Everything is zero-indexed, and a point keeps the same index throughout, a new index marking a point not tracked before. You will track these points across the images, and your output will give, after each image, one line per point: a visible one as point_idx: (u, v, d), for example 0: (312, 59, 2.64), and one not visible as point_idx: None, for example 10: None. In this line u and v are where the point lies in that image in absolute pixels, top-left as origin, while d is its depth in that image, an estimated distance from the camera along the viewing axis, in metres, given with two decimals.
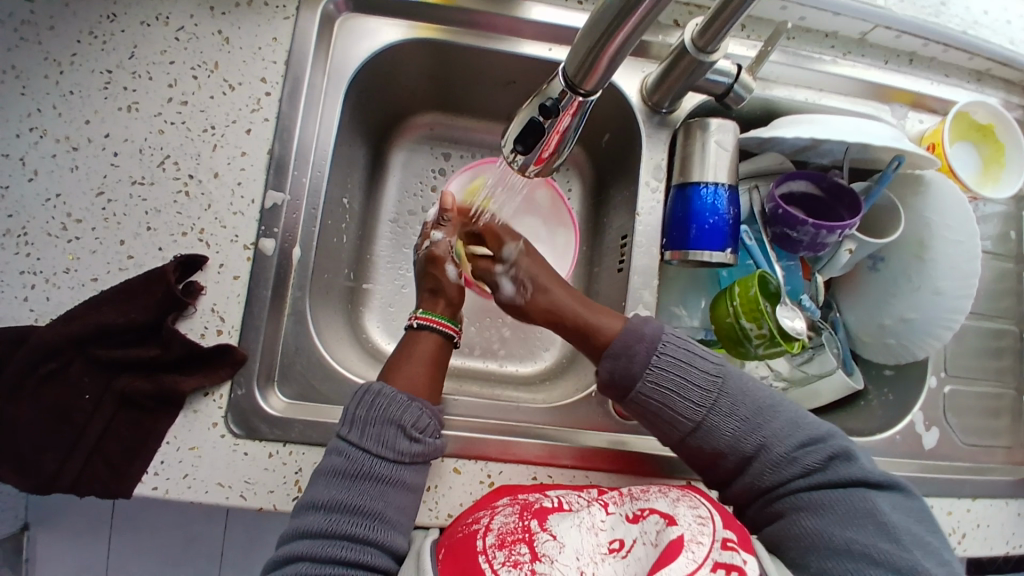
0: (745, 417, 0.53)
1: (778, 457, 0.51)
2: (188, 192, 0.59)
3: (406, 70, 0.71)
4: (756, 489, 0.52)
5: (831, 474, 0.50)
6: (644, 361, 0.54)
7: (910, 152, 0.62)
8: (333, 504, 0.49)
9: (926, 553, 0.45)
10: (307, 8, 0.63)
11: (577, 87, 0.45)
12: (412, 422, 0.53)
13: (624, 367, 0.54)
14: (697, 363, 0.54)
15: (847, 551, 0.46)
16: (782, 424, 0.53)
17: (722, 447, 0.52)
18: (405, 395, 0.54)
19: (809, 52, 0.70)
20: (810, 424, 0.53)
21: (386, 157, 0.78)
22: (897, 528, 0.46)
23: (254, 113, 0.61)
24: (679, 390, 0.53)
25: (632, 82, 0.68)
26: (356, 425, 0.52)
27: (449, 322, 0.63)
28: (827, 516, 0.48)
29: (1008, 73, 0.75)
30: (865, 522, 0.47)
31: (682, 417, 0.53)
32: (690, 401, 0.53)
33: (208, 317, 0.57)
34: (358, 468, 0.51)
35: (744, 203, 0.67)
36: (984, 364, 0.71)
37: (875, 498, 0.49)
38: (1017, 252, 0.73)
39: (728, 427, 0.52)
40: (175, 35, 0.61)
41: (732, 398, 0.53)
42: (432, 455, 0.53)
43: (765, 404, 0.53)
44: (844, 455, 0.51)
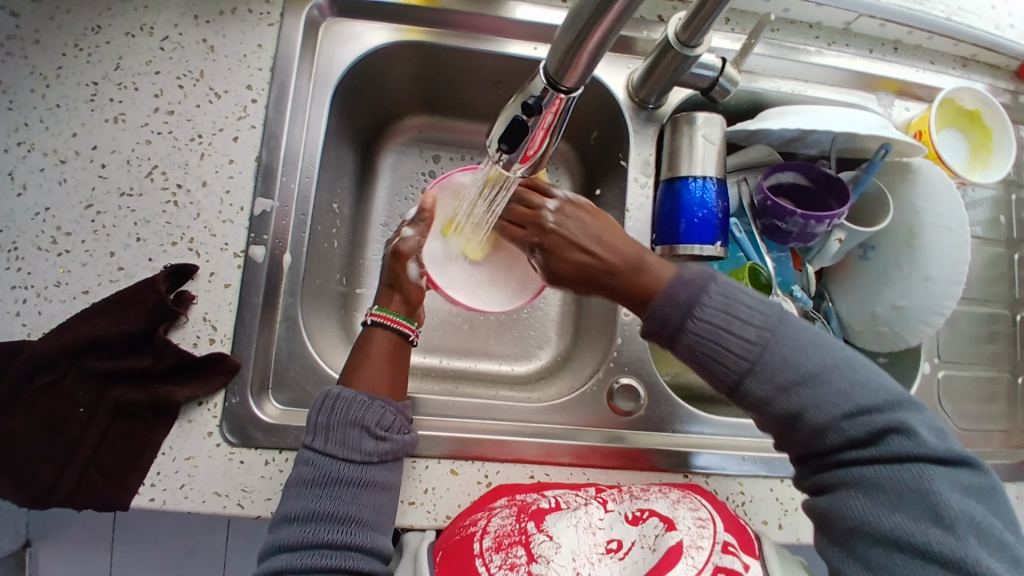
0: (791, 383, 0.47)
1: (827, 428, 0.46)
2: (177, 202, 0.59)
3: (392, 73, 0.71)
4: (808, 453, 0.48)
5: (886, 449, 0.45)
6: (679, 322, 0.50)
7: (897, 140, 0.63)
8: (306, 514, 0.49)
9: (981, 540, 0.42)
10: (290, 14, 0.63)
11: (558, 83, 0.45)
12: (375, 421, 0.53)
13: (661, 320, 0.50)
14: (737, 325, 0.48)
15: (893, 539, 0.43)
16: (832, 391, 0.47)
17: (768, 409, 0.48)
18: (365, 396, 0.54)
19: (793, 43, 0.70)
20: (867, 391, 0.47)
21: (376, 161, 0.78)
22: (951, 515, 0.42)
23: (240, 120, 0.61)
24: (715, 354, 0.49)
25: (618, 78, 0.68)
26: (319, 431, 0.52)
27: (405, 320, 0.61)
28: (877, 497, 0.45)
29: (992, 59, 0.76)
30: (916, 508, 0.43)
31: (721, 378, 0.49)
32: (729, 365, 0.48)
33: (201, 326, 0.57)
34: (325, 474, 0.50)
35: (733, 196, 0.67)
36: (978, 349, 0.71)
37: (933, 477, 0.44)
38: (1007, 236, 0.74)
39: (772, 393, 0.47)
40: (160, 45, 0.61)
41: (776, 361, 0.47)
42: (404, 451, 0.54)
43: (815, 370, 0.47)
44: (902, 429, 0.45)
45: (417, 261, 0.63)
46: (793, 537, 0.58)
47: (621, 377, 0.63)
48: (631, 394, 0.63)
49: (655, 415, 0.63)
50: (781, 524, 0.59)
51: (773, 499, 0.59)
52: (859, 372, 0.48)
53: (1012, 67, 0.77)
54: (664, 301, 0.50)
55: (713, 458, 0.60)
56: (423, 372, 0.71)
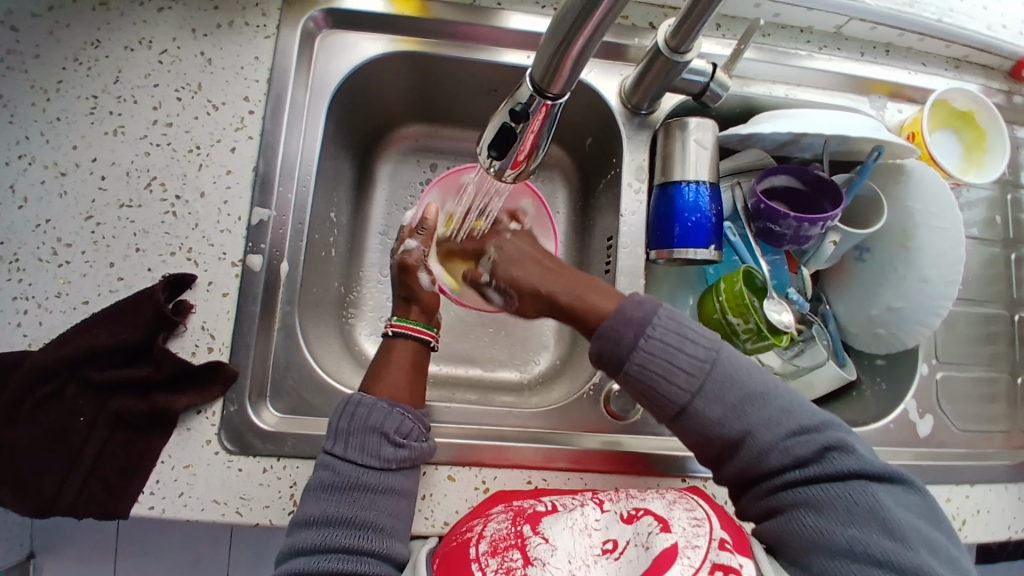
0: (735, 402, 0.49)
1: (769, 446, 0.48)
2: (175, 212, 0.60)
3: (387, 83, 0.72)
4: (747, 476, 0.50)
5: (827, 466, 0.47)
6: (631, 343, 0.51)
7: (889, 141, 0.63)
8: (323, 518, 0.50)
9: (932, 552, 0.44)
10: (286, 27, 0.64)
11: (544, 90, 0.45)
12: (395, 429, 0.54)
13: (613, 348, 0.52)
14: (687, 345, 0.51)
15: (850, 551, 0.44)
16: (775, 411, 0.49)
17: (715, 433, 0.50)
18: (386, 402, 0.55)
19: (785, 48, 0.70)
20: (807, 413, 0.50)
21: (372, 170, 0.79)
22: (902, 525, 0.44)
23: (238, 131, 0.62)
24: (662, 373, 0.50)
25: (611, 85, 0.68)
26: (340, 437, 0.53)
27: (424, 327, 0.63)
28: (828, 514, 0.46)
29: (985, 60, 0.76)
30: (869, 521, 0.45)
31: (667, 400, 0.51)
32: (677, 384, 0.50)
33: (199, 335, 0.58)
34: (346, 480, 0.51)
35: (727, 200, 0.68)
36: (977, 349, 0.71)
37: (879, 494, 0.46)
38: (1004, 236, 0.74)
39: (717, 412, 0.49)
40: (158, 58, 0.62)
41: (721, 382, 0.50)
42: (421, 459, 0.54)
43: (758, 389, 0.50)
44: (843, 447, 0.48)
45: (426, 271, 0.66)
46: None
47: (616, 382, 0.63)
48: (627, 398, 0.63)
49: (651, 419, 0.63)
50: None
51: None
52: (796, 397, 0.51)
53: (1005, 68, 0.77)
54: (619, 319, 0.52)
55: None
56: None
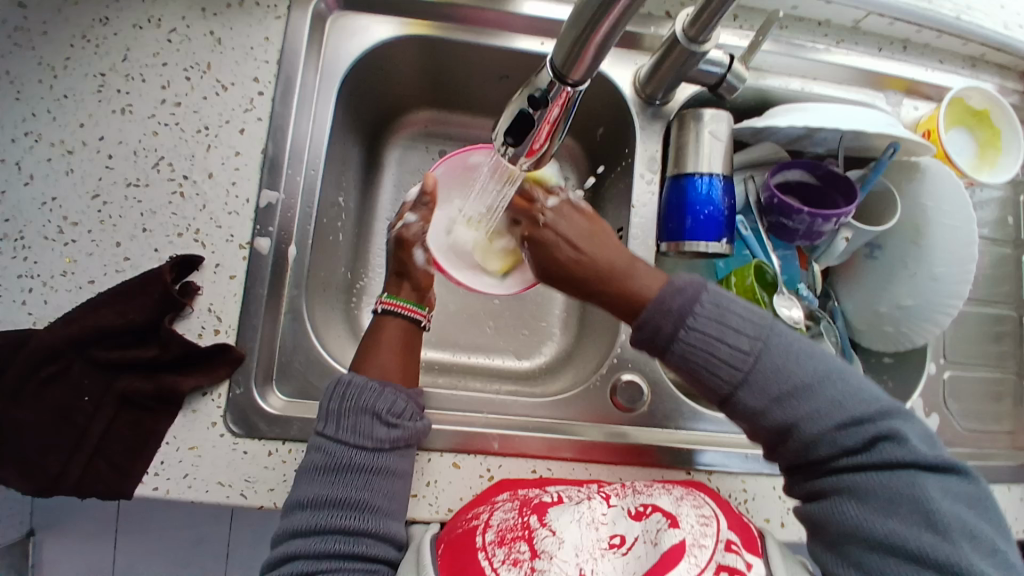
0: (784, 392, 0.49)
1: (817, 437, 0.48)
2: (183, 193, 0.59)
3: (398, 67, 0.71)
4: (796, 463, 0.50)
5: (877, 457, 0.47)
6: (671, 333, 0.50)
7: (906, 138, 0.62)
8: (318, 500, 0.49)
9: (973, 545, 0.43)
10: (298, 7, 0.63)
11: (564, 77, 0.44)
12: (387, 409, 0.53)
13: (653, 335, 0.51)
14: (730, 335, 0.50)
15: (890, 542, 0.44)
16: (825, 401, 0.48)
17: (760, 419, 0.49)
18: (376, 383, 0.54)
19: (802, 41, 0.69)
20: (860, 401, 0.48)
21: (381, 155, 0.78)
22: (945, 517, 0.44)
23: (247, 113, 0.61)
24: (707, 364, 0.50)
25: (625, 74, 0.68)
26: (331, 417, 0.52)
27: (416, 307, 0.63)
28: (870, 503, 0.46)
29: (1002, 59, 0.75)
30: (910, 513, 0.45)
31: (713, 388, 0.50)
32: (721, 375, 0.50)
33: (205, 317, 0.57)
34: (338, 462, 0.50)
35: (740, 193, 0.67)
36: (984, 349, 0.71)
37: (926, 485, 0.46)
38: (1015, 237, 0.73)
39: (764, 402, 0.49)
40: (167, 37, 0.61)
41: (767, 373, 0.49)
42: (416, 439, 0.54)
43: (807, 380, 0.49)
44: (894, 438, 0.47)
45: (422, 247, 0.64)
46: (796, 534, 0.58)
47: (624, 374, 0.63)
48: (635, 389, 0.62)
49: (657, 412, 0.63)
50: (784, 521, 0.59)
51: (776, 497, 0.59)
52: (851, 382, 0.50)
53: (1021, 67, 0.76)
54: (654, 310, 0.51)
55: (714, 455, 0.60)
56: (427, 365, 0.71)
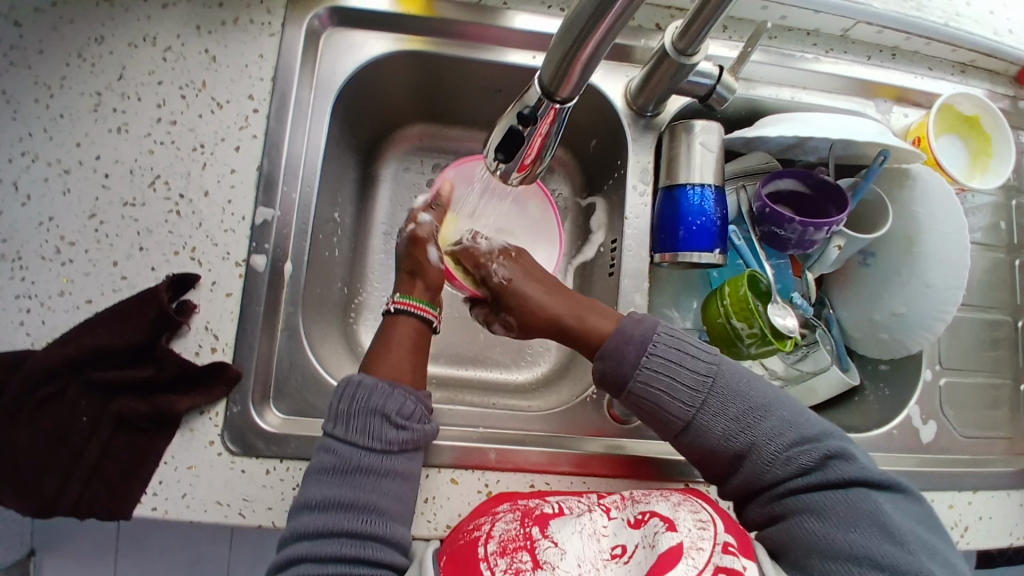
0: (739, 414, 0.50)
1: (772, 457, 0.49)
2: (179, 211, 0.59)
3: (391, 83, 0.72)
4: (750, 490, 0.50)
5: (828, 475, 0.48)
6: (635, 360, 0.52)
7: (895, 146, 0.63)
8: (326, 501, 0.50)
9: (929, 556, 0.44)
10: (291, 25, 0.64)
11: (552, 94, 0.44)
12: (396, 411, 0.53)
13: (615, 366, 0.53)
14: (688, 360, 0.52)
15: (853, 555, 0.44)
16: (777, 422, 0.50)
17: (717, 443, 0.50)
18: (386, 384, 0.55)
19: (791, 51, 0.70)
20: (807, 422, 0.50)
21: (376, 170, 0.78)
22: (901, 530, 0.45)
23: (242, 130, 0.61)
24: (667, 389, 0.51)
25: (617, 86, 0.68)
26: (340, 419, 0.52)
27: (427, 305, 0.62)
28: (828, 518, 0.46)
29: (991, 65, 0.76)
30: (870, 527, 0.45)
31: (672, 416, 0.51)
32: (681, 401, 0.51)
33: (202, 336, 0.57)
34: (347, 463, 0.51)
35: (732, 204, 0.67)
36: (979, 354, 0.71)
37: (879, 500, 0.47)
38: (1008, 241, 0.74)
39: (721, 426, 0.50)
40: (162, 55, 0.62)
41: (724, 395, 0.51)
42: (425, 440, 0.54)
43: (759, 402, 0.50)
44: (841, 455, 0.48)
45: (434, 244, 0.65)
46: None
47: None
48: None
49: (654, 423, 0.63)
50: None
51: None
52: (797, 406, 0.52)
53: (1011, 73, 0.77)
54: (620, 338, 0.53)
55: None
56: None
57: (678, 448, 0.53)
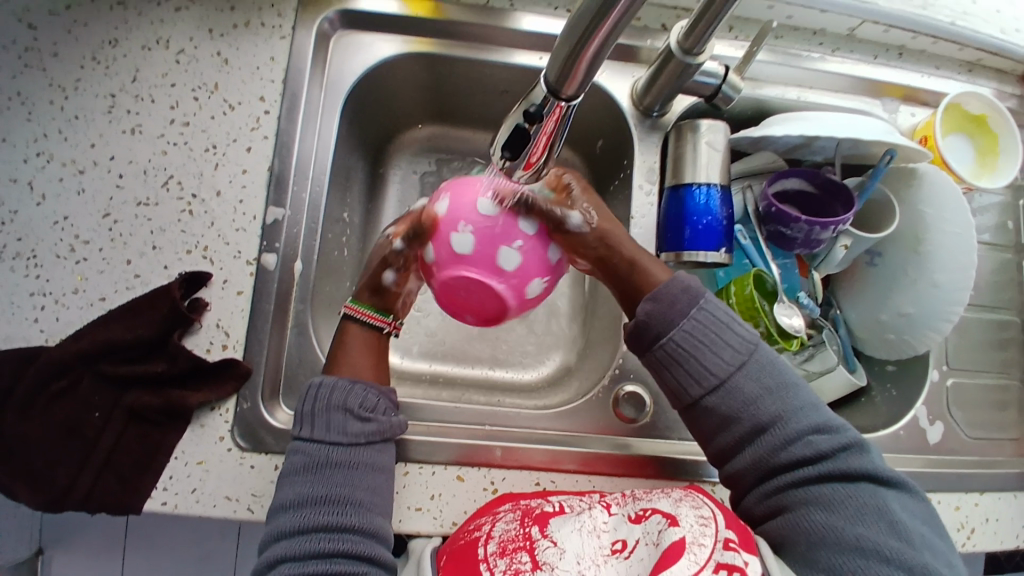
0: (769, 385, 0.51)
1: (793, 434, 0.50)
2: (191, 211, 0.60)
3: (399, 83, 0.72)
4: (759, 467, 0.50)
5: (844, 463, 0.48)
6: (683, 311, 0.53)
7: (902, 145, 0.63)
8: (301, 499, 0.50)
9: (931, 554, 0.45)
10: (302, 27, 0.65)
11: (558, 92, 0.44)
12: (359, 404, 0.55)
13: (663, 313, 0.54)
14: (735, 327, 0.53)
15: (858, 547, 0.44)
16: (800, 403, 0.51)
17: (738, 420, 0.51)
18: (347, 381, 0.56)
19: (798, 51, 0.70)
20: (824, 417, 0.51)
21: (384, 171, 0.79)
22: (907, 528, 0.45)
23: (253, 131, 0.62)
24: (710, 344, 0.52)
25: (623, 86, 0.69)
26: (305, 419, 0.54)
27: (380, 314, 0.63)
28: (836, 513, 0.46)
29: (999, 64, 0.76)
30: (877, 522, 0.46)
31: (709, 372, 0.52)
32: (722, 357, 0.52)
33: (213, 333, 0.58)
34: (317, 459, 0.52)
35: (738, 203, 0.68)
36: (987, 354, 0.71)
37: (888, 498, 0.47)
38: (1016, 242, 0.73)
39: (752, 390, 0.51)
40: (175, 58, 0.63)
41: (759, 369, 0.52)
42: (392, 432, 0.55)
43: (788, 378, 0.52)
44: (858, 448, 0.49)
45: (393, 268, 0.63)
46: None
47: (626, 385, 0.64)
48: (635, 402, 0.63)
49: (661, 422, 0.63)
50: None
51: None
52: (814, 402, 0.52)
53: (1019, 72, 0.77)
54: (673, 286, 0.54)
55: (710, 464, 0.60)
56: (431, 379, 0.72)
57: (692, 417, 0.53)
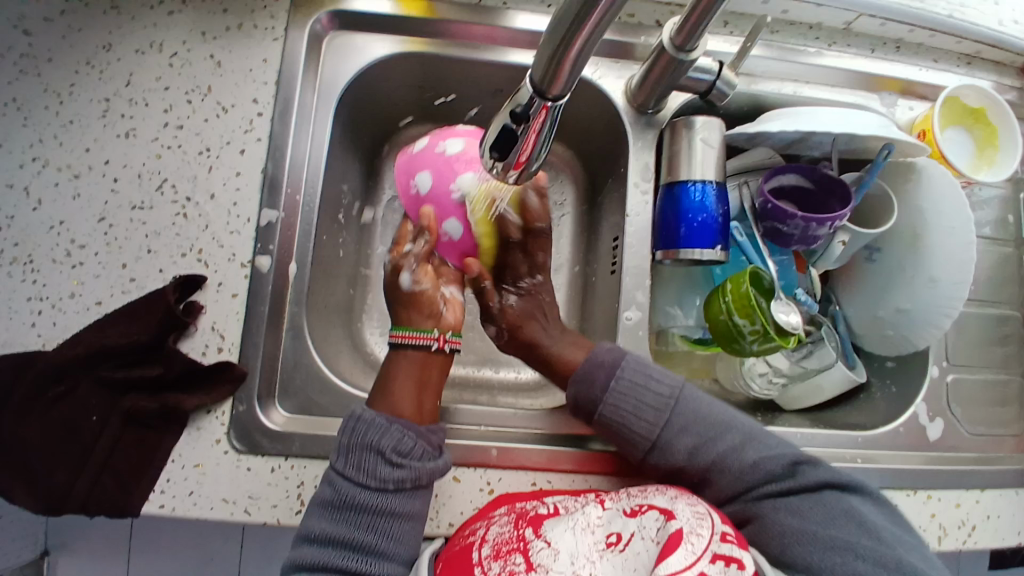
0: (702, 433, 0.55)
1: (747, 459, 0.53)
2: (186, 214, 0.60)
3: (393, 83, 0.72)
4: (729, 493, 0.53)
5: (801, 477, 0.52)
6: (603, 385, 0.56)
7: (900, 140, 0.62)
8: (325, 538, 0.50)
9: (906, 548, 0.47)
10: (294, 29, 0.65)
11: (544, 93, 0.44)
12: (392, 447, 0.51)
13: (587, 391, 0.57)
14: (653, 383, 0.56)
15: (830, 545, 0.47)
16: (738, 434, 0.55)
17: (687, 459, 0.54)
18: (384, 418, 0.53)
19: (794, 45, 0.70)
20: (770, 437, 0.55)
21: (380, 172, 0.79)
22: (875, 524, 0.48)
23: (247, 134, 0.62)
24: (631, 409, 0.56)
25: (618, 83, 0.68)
26: (340, 453, 0.52)
27: (424, 332, 0.59)
28: (806, 518, 0.50)
29: (997, 57, 0.75)
30: (845, 522, 0.49)
31: (638, 437, 0.55)
32: (645, 421, 0.55)
33: (209, 336, 0.58)
34: (342, 499, 0.50)
35: (734, 200, 0.67)
36: (987, 350, 0.70)
37: (852, 500, 0.51)
38: (1016, 236, 0.73)
39: (687, 441, 0.54)
40: (169, 62, 0.63)
41: (686, 416, 0.55)
42: (425, 478, 0.52)
43: (721, 417, 0.56)
44: (811, 461, 0.53)
45: (410, 269, 0.60)
46: None
47: None
48: None
49: None
50: None
51: None
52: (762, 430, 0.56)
53: (1017, 64, 0.76)
54: (592, 365, 0.58)
55: None
56: None
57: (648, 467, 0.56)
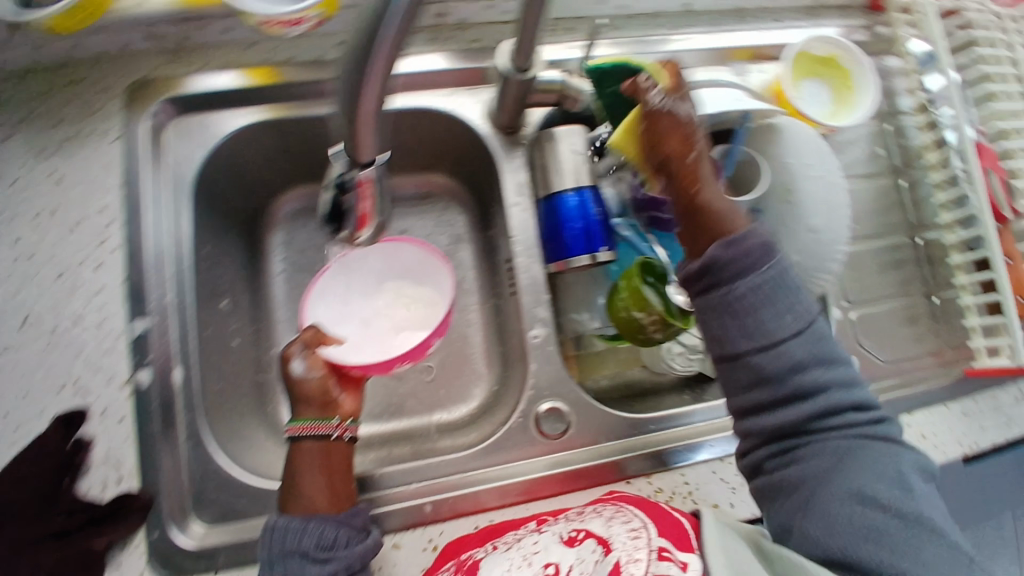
0: (820, 354, 0.51)
1: (830, 404, 0.50)
2: (54, 345, 0.57)
3: (254, 156, 0.70)
4: (782, 428, 0.51)
5: (856, 426, 0.51)
6: (737, 268, 0.51)
7: (752, 109, 0.64)
8: None
9: (934, 509, 0.47)
10: (130, 126, 0.62)
11: (356, 157, 0.45)
12: (314, 543, 0.50)
13: (732, 261, 0.52)
14: (790, 295, 0.52)
15: (860, 496, 0.46)
16: (844, 377, 0.52)
17: (792, 374, 0.51)
18: (299, 518, 0.50)
19: (636, 38, 0.71)
20: (864, 389, 0.53)
21: (267, 244, 0.76)
22: (911, 480, 0.48)
23: (102, 245, 0.59)
24: (769, 303, 0.51)
25: (478, 110, 0.69)
26: (268, 569, 0.49)
27: (322, 421, 0.55)
28: (845, 463, 0.48)
29: (837, 3, 0.78)
30: (888, 477, 0.47)
31: (769, 331, 0.51)
32: (785, 321, 0.51)
33: (105, 470, 0.55)
34: None
35: (612, 195, 0.67)
36: (886, 278, 0.72)
37: (903, 462, 0.49)
38: (890, 165, 0.76)
39: (806, 355, 0.51)
40: (5, 190, 0.60)
41: (821, 332, 0.52)
42: (358, 562, 0.50)
43: (838, 348, 0.53)
44: (877, 420, 0.51)
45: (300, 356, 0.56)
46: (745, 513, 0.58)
47: (542, 403, 0.62)
48: (556, 417, 0.62)
49: (589, 431, 0.62)
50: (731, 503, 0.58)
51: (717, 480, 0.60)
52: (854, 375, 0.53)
53: (859, 5, 0.79)
54: (754, 239, 0.52)
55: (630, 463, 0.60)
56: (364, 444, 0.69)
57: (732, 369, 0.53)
